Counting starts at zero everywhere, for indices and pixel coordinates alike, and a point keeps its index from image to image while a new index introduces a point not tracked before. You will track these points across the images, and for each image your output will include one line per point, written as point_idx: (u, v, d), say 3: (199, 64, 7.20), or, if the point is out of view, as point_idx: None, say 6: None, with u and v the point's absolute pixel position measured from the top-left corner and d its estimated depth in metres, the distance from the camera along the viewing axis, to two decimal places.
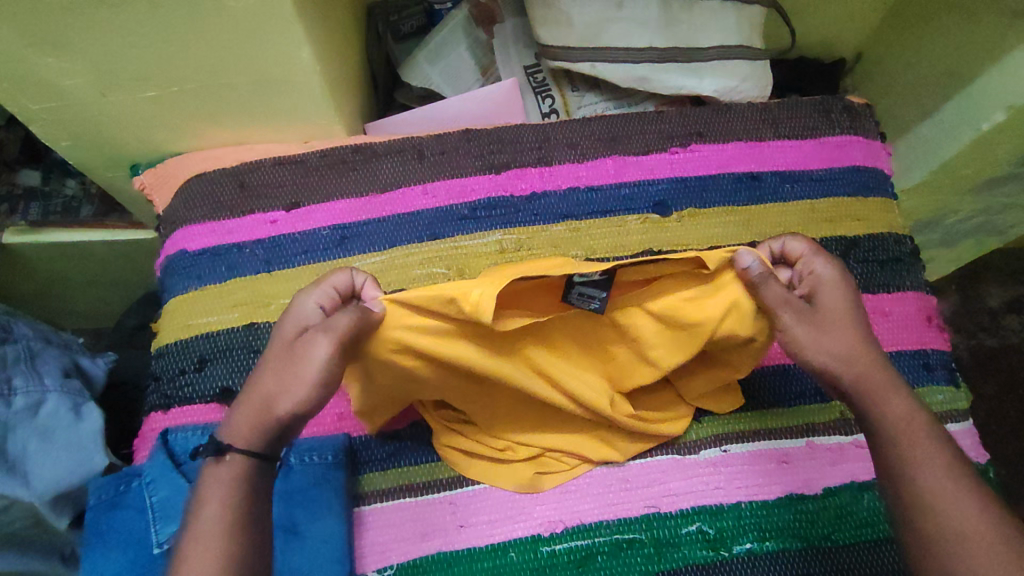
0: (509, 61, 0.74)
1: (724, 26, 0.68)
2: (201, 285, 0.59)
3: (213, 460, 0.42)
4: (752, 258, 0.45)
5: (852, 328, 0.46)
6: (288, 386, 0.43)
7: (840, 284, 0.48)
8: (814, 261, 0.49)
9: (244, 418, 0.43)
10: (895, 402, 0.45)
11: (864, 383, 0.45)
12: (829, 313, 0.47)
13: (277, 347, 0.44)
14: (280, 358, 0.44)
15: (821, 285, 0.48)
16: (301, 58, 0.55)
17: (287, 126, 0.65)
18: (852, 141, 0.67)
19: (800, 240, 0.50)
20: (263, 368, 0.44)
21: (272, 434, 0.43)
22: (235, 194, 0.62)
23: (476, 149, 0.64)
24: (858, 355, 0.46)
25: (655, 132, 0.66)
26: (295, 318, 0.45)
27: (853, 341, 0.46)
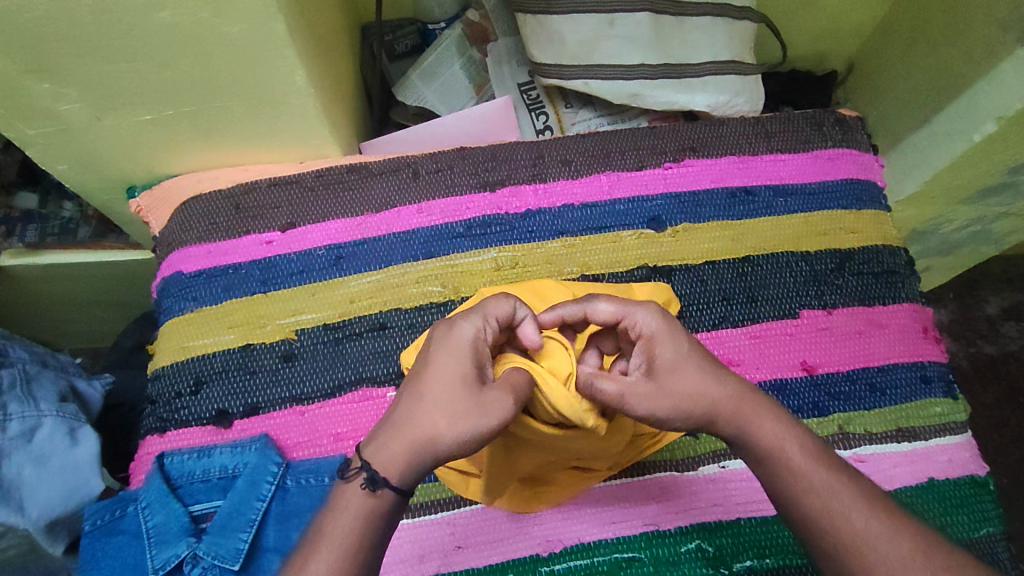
0: (503, 79, 0.74)
1: (716, 42, 0.68)
2: (196, 307, 0.59)
3: (367, 488, 0.40)
4: (548, 317, 0.47)
5: (689, 371, 0.44)
6: (452, 424, 0.40)
7: (671, 330, 0.45)
8: (635, 317, 0.45)
9: (399, 448, 0.40)
10: (768, 427, 0.43)
11: (736, 417, 0.44)
12: (660, 368, 0.44)
13: (424, 377, 0.42)
14: (444, 390, 0.41)
15: (649, 341, 0.45)
16: (296, 80, 0.55)
17: (283, 147, 0.65)
18: (844, 154, 0.68)
19: (606, 300, 0.46)
20: (421, 395, 0.41)
21: (419, 473, 0.41)
22: (231, 216, 0.62)
23: (472, 166, 0.65)
24: (708, 388, 0.44)
25: (648, 147, 0.66)
26: (453, 346, 0.42)
27: (702, 377, 0.44)
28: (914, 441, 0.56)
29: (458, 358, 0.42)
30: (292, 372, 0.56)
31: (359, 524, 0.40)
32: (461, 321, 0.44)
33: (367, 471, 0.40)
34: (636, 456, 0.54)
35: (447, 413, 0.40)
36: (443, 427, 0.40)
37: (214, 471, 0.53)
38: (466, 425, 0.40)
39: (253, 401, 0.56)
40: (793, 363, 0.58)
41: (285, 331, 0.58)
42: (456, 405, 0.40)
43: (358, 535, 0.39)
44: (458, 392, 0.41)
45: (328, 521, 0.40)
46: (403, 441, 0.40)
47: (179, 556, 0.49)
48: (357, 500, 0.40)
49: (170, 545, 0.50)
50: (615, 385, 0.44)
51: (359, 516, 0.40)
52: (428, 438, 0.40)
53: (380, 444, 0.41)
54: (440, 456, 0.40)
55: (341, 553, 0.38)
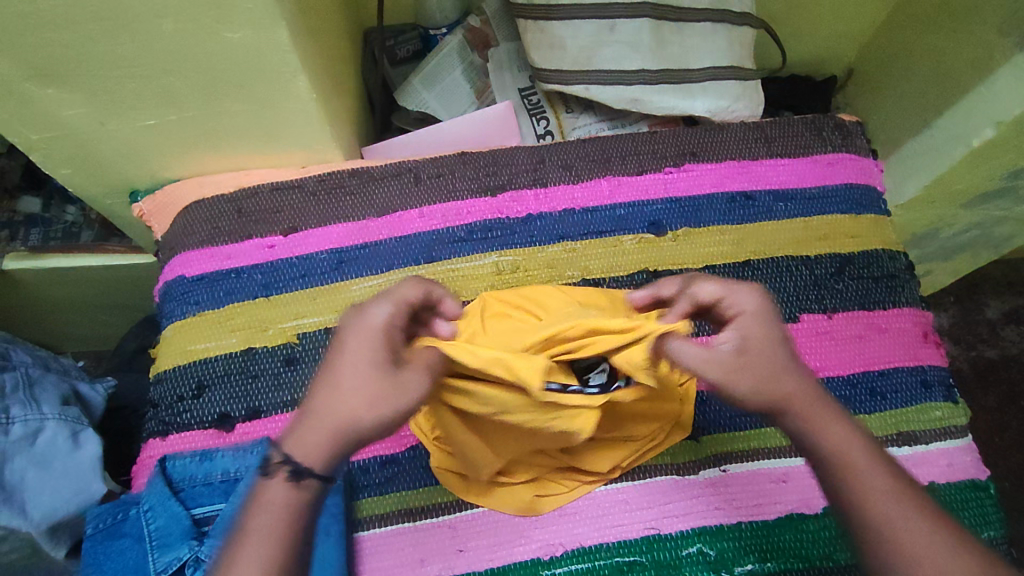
0: (504, 84, 0.75)
1: (716, 48, 0.69)
2: (198, 311, 0.59)
3: (292, 482, 0.38)
4: (638, 295, 0.48)
5: (773, 362, 0.42)
6: (369, 408, 0.39)
7: (768, 316, 0.43)
8: (735, 296, 0.44)
9: (318, 438, 0.39)
10: (835, 432, 0.42)
11: (805, 416, 0.42)
12: (753, 352, 0.42)
13: (336, 361, 0.40)
14: (357, 376, 0.39)
15: (739, 324, 0.43)
16: (298, 86, 0.56)
17: (285, 152, 0.65)
18: (844, 159, 0.68)
19: (710, 281, 0.44)
20: (333, 381, 0.40)
21: (342, 457, 0.40)
22: (234, 220, 0.62)
23: (474, 171, 0.65)
24: (783, 379, 0.42)
25: (648, 152, 0.67)
26: (364, 328, 0.41)
27: (786, 368, 0.42)
28: (915, 444, 0.56)
29: (370, 340, 0.40)
30: (294, 375, 0.57)
31: (288, 515, 0.38)
32: (371, 308, 0.42)
33: (289, 462, 0.39)
34: (636, 461, 0.54)
35: (363, 396, 0.39)
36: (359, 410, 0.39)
37: (216, 474, 0.53)
38: (384, 406, 0.39)
39: (255, 404, 0.56)
40: None
41: (287, 335, 0.58)
42: (370, 387, 0.39)
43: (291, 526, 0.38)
44: (371, 373, 0.39)
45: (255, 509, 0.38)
46: (320, 430, 0.39)
47: (182, 559, 0.49)
48: (281, 493, 0.38)
49: (173, 548, 0.50)
50: (696, 351, 0.40)
51: (287, 510, 0.38)
52: (345, 422, 0.39)
53: (299, 435, 0.39)
54: (361, 438, 0.39)
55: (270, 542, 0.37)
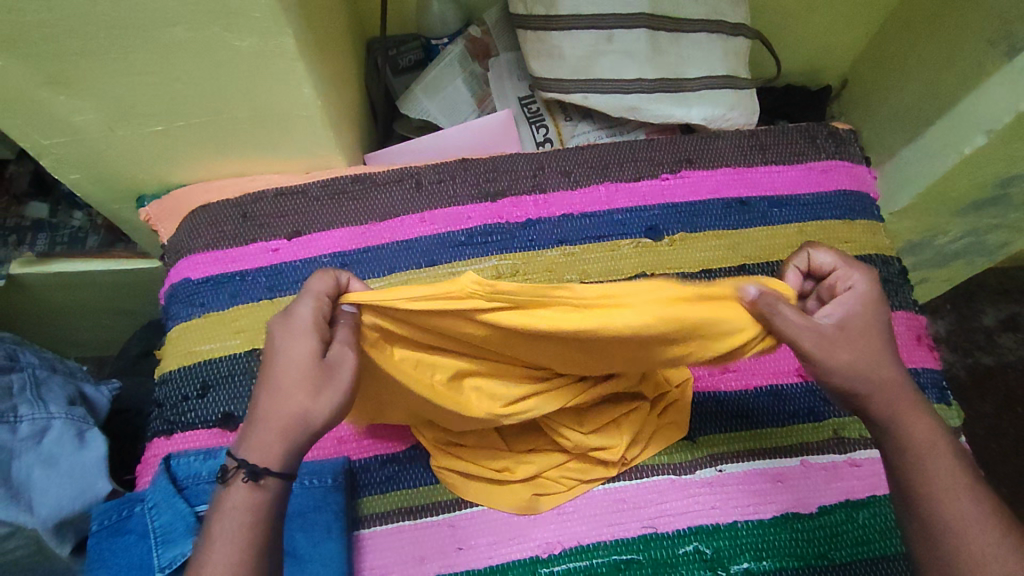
0: (504, 92, 0.76)
1: (711, 57, 0.70)
2: (203, 312, 0.60)
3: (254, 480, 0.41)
4: None
5: (875, 345, 0.44)
6: (316, 402, 0.41)
7: (874, 296, 0.45)
8: (851, 274, 0.46)
9: (271, 437, 0.41)
10: (922, 426, 0.46)
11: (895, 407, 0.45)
12: (852, 329, 0.44)
13: (275, 363, 0.42)
14: (298, 374, 0.41)
15: (851, 304, 0.45)
16: (304, 93, 0.57)
17: (290, 158, 0.67)
18: (838, 166, 0.69)
19: (828, 251, 0.48)
20: (278, 384, 0.41)
21: (300, 451, 0.42)
22: (239, 224, 0.64)
23: (475, 177, 0.67)
24: (882, 365, 0.44)
25: (646, 159, 0.68)
26: (293, 325, 0.41)
27: (883, 354, 0.45)
28: None
29: (303, 338, 0.41)
30: None
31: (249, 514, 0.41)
32: (296, 304, 0.42)
33: (246, 467, 0.41)
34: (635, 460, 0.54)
35: (307, 392, 0.41)
36: (309, 406, 0.41)
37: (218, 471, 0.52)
38: (331, 398, 0.41)
39: None
40: (789, 369, 0.59)
41: None
42: (312, 383, 0.41)
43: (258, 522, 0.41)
44: (309, 370, 0.41)
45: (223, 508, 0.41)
46: (272, 429, 0.41)
47: (184, 554, 0.49)
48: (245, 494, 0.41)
49: (175, 544, 0.49)
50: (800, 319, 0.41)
51: (254, 512, 0.41)
52: (297, 418, 0.41)
53: (253, 441, 0.41)
54: (315, 429, 0.42)
55: (240, 542, 0.41)
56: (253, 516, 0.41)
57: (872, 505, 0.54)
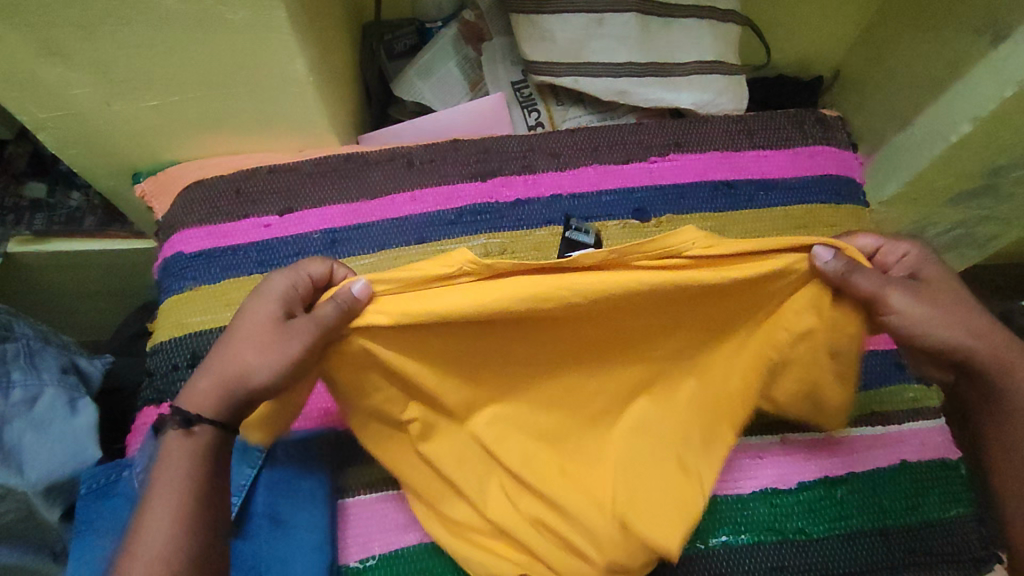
0: (498, 77, 0.77)
1: (701, 42, 0.71)
2: (195, 285, 0.61)
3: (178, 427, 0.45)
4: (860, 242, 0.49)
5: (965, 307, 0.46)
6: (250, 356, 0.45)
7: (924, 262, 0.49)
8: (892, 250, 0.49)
9: (214, 386, 0.46)
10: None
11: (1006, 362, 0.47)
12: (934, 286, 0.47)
13: (236, 321, 0.48)
14: (246, 330, 0.46)
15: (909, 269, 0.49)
16: (296, 69, 0.58)
17: (283, 135, 0.67)
18: (826, 151, 0.69)
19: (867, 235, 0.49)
20: (233, 339, 0.47)
21: (233, 407, 0.46)
22: (231, 200, 0.64)
23: (464, 158, 0.68)
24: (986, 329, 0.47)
25: (635, 142, 0.69)
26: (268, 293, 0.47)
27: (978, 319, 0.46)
28: (887, 425, 0.58)
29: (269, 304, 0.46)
30: None
31: (192, 461, 0.45)
32: (277, 275, 0.48)
33: (180, 415, 0.46)
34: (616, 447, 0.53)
35: (253, 348, 0.45)
36: (252, 362, 0.45)
37: None
38: (270, 359, 0.44)
39: None
40: None
41: None
42: (258, 341, 0.45)
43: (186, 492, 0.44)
44: (266, 332, 0.45)
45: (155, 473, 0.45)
46: (214, 378, 0.46)
47: None
48: (179, 445, 0.46)
49: None
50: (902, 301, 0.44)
51: (191, 465, 0.45)
52: (241, 376, 0.45)
53: (206, 387, 0.46)
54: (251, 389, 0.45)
55: (175, 516, 0.44)
56: (193, 464, 0.45)
57: (849, 482, 0.55)
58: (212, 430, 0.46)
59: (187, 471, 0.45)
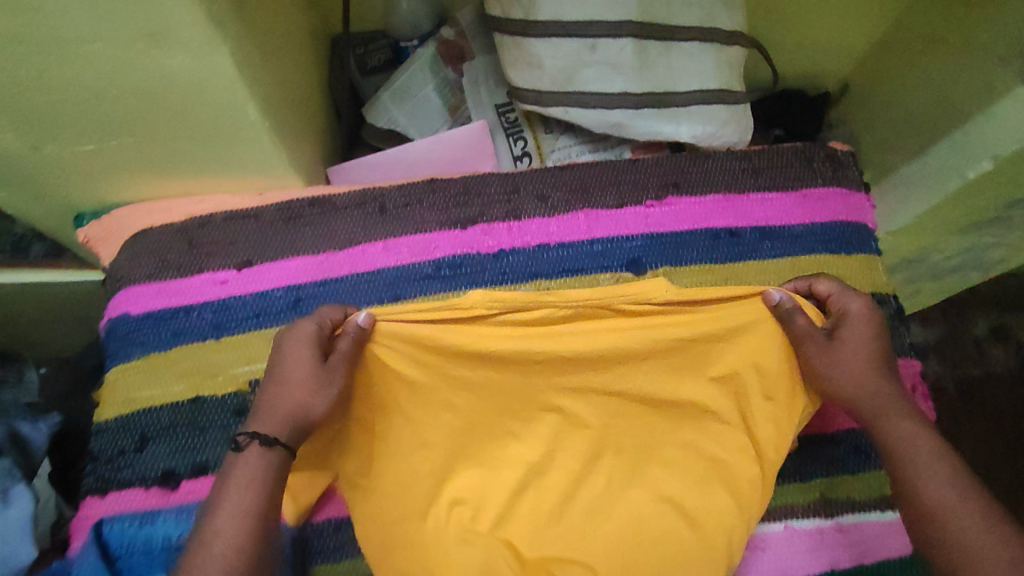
0: (480, 100, 0.70)
1: (704, 69, 0.64)
2: (144, 353, 0.55)
3: (264, 446, 0.45)
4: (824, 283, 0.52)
5: (870, 360, 0.50)
6: (315, 396, 0.46)
7: (868, 320, 0.50)
8: (844, 299, 0.51)
9: (276, 416, 0.46)
10: (908, 428, 0.48)
11: (878, 407, 0.49)
12: (849, 345, 0.49)
13: (276, 360, 0.48)
14: (301, 371, 0.47)
15: (851, 311, 0.50)
16: (248, 114, 0.50)
17: (236, 177, 0.59)
18: (836, 193, 0.64)
19: (827, 280, 0.52)
20: (282, 377, 0.47)
21: (302, 434, 0.47)
22: (183, 252, 0.58)
23: (442, 202, 0.62)
24: (875, 383, 0.49)
25: (630, 182, 0.63)
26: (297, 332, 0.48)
27: (873, 372, 0.50)
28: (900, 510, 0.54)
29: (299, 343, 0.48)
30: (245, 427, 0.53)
31: (258, 481, 0.44)
32: (301, 319, 0.49)
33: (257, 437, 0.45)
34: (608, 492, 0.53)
35: (306, 383, 0.46)
36: (305, 393, 0.46)
37: (156, 540, 0.50)
38: (326, 394, 0.46)
39: (201, 458, 0.52)
40: None
41: (239, 382, 0.55)
42: (304, 374, 0.46)
43: (261, 503, 0.44)
44: (309, 368, 0.47)
45: (228, 489, 0.44)
46: (270, 408, 0.47)
47: None
48: (253, 461, 0.44)
49: None
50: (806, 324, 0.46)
51: (263, 473, 0.45)
52: (298, 410, 0.46)
53: (262, 418, 0.46)
54: (312, 420, 0.47)
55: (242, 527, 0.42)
56: (255, 488, 0.44)
57: None
58: (281, 450, 0.45)
59: (253, 481, 0.44)
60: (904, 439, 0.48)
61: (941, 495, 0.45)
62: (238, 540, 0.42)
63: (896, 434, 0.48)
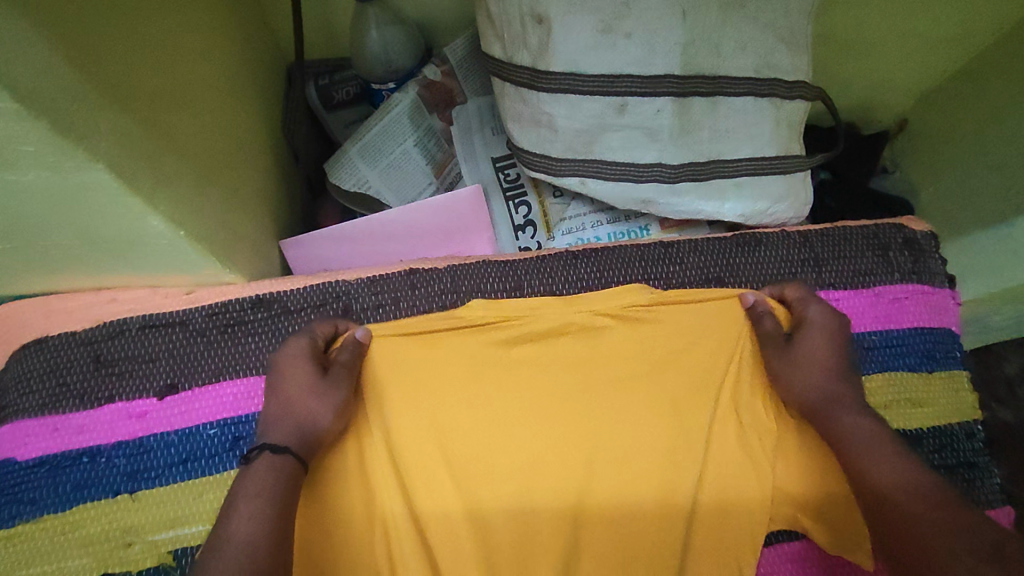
0: (474, 154, 0.57)
1: (758, 133, 0.50)
2: (36, 514, 0.43)
3: (271, 453, 0.37)
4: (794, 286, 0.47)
5: (835, 365, 0.42)
6: (320, 404, 0.41)
7: (834, 320, 0.44)
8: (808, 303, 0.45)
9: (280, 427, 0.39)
10: (856, 420, 0.39)
11: (830, 403, 0.41)
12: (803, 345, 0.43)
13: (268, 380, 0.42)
14: (302, 382, 0.41)
15: (811, 313, 0.44)
16: (151, 224, 0.35)
17: (156, 276, 0.44)
18: (915, 292, 0.51)
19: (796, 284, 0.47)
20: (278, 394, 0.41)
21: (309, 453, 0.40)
22: (88, 373, 0.45)
23: (424, 304, 0.49)
24: (840, 386, 0.42)
25: (660, 277, 0.50)
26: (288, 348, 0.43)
27: (835, 372, 0.42)
28: None
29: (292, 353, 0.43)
30: None
31: (280, 481, 0.36)
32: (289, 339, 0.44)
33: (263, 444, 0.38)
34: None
35: (312, 395, 0.41)
36: (313, 405, 0.41)
37: None
38: (331, 401, 0.41)
39: None
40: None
41: (159, 553, 0.42)
42: (308, 383, 0.41)
43: (278, 506, 0.35)
44: (312, 376, 0.42)
45: (236, 502, 0.34)
46: (273, 419, 0.40)
47: None
48: (266, 465, 0.37)
49: None
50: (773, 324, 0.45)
51: (277, 478, 0.36)
52: (303, 421, 0.40)
53: (268, 429, 0.39)
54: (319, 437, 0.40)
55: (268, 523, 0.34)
56: (278, 488, 0.36)
57: None
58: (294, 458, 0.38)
59: (271, 489, 0.35)
60: (857, 428, 0.39)
61: (883, 474, 0.35)
62: (258, 542, 0.32)
63: (853, 425, 0.39)
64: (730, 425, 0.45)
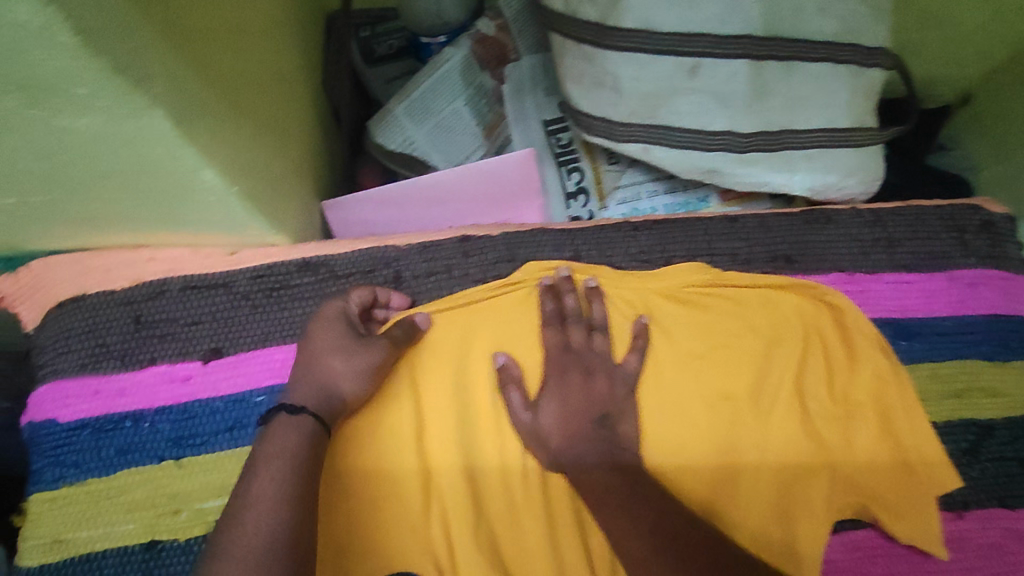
0: (526, 117, 0.54)
1: (833, 101, 0.47)
2: (79, 478, 0.41)
3: (288, 414, 0.36)
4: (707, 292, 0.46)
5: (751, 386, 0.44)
6: (346, 364, 0.39)
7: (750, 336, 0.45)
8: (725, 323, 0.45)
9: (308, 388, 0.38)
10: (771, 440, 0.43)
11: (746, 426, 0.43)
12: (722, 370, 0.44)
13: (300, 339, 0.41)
14: (331, 342, 0.40)
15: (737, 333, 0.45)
16: (204, 177, 0.33)
17: (199, 235, 0.42)
18: (991, 277, 0.49)
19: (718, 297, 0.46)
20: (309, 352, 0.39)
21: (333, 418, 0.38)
22: (128, 335, 0.43)
23: (477, 273, 0.46)
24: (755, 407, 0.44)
25: (726, 252, 0.48)
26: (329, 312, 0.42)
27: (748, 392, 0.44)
28: None
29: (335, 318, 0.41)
30: None
31: (302, 450, 0.35)
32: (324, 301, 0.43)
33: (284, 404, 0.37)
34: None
35: (343, 357, 0.39)
36: (340, 365, 0.39)
37: None
38: (358, 362, 0.40)
39: None
40: None
41: (206, 522, 0.41)
42: (340, 344, 0.40)
43: (300, 473, 0.33)
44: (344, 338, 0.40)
45: (257, 466, 0.33)
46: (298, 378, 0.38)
47: None
48: (286, 428, 0.35)
49: None
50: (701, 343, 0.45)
51: (301, 444, 0.35)
52: (329, 384, 0.38)
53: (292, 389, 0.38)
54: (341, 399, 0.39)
55: (289, 499, 0.32)
56: (301, 460, 0.34)
57: None
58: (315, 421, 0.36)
59: (293, 458, 0.34)
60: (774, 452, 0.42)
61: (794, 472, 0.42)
62: (283, 506, 0.32)
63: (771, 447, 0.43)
64: (786, 403, 0.44)
